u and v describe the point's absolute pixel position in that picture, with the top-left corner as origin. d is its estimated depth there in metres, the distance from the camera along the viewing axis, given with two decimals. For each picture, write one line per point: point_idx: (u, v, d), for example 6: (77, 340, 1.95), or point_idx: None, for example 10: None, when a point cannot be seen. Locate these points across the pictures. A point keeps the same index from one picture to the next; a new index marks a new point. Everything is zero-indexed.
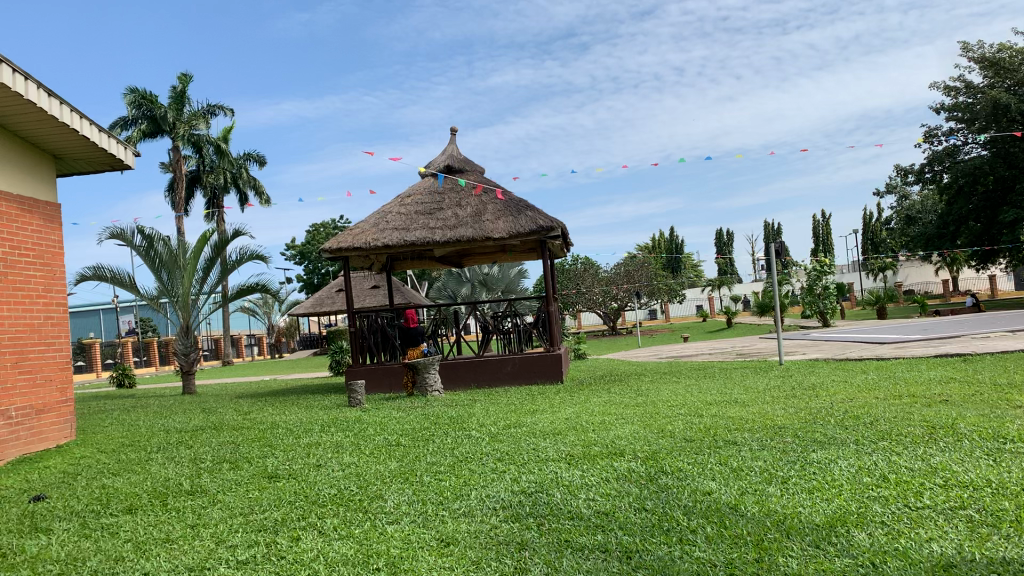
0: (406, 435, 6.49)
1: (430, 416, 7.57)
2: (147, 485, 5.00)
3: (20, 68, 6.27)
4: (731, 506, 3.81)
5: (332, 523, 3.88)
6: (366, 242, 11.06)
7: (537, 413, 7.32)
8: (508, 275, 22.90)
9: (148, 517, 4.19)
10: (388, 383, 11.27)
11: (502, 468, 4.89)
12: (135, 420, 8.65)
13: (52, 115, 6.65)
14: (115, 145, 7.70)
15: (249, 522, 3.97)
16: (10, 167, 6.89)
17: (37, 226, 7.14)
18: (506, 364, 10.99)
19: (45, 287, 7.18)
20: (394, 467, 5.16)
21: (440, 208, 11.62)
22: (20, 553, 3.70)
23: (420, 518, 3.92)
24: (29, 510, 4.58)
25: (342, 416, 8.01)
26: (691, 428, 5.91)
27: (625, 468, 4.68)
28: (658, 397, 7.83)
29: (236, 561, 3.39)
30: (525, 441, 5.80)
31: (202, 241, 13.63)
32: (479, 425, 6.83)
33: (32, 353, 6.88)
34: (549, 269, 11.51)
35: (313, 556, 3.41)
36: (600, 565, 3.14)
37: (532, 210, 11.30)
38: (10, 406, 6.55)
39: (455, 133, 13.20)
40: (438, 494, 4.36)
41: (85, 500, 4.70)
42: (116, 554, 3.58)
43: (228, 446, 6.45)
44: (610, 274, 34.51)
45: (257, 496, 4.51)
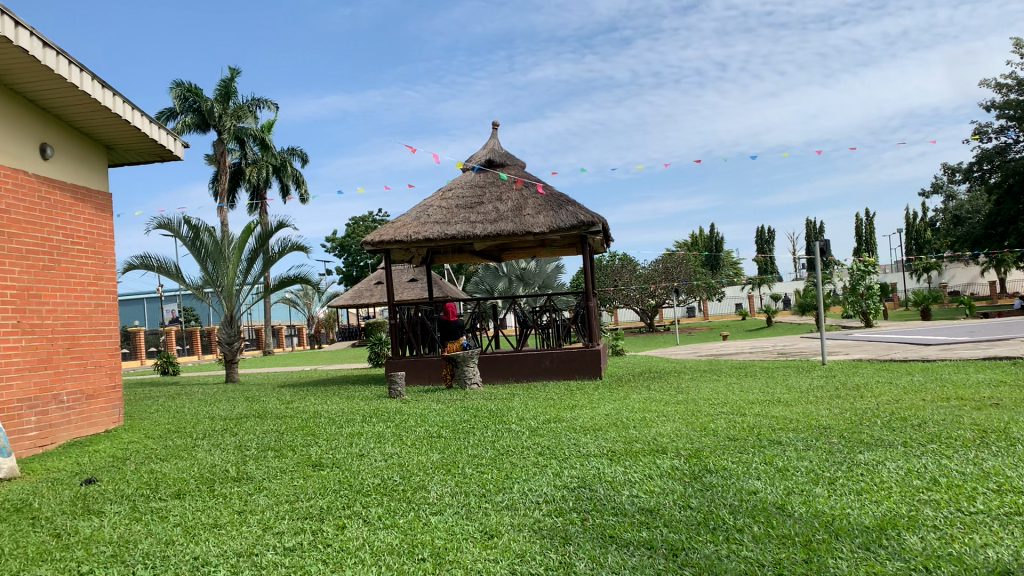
0: (447, 427, 6.50)
1: (470, 409, 7.60)
2: (194, 471, 5.07)
3: (76, 60, 6.40)
4: (778, 507, 3.76)
5: (377, 513, 3.91)
6: (408, 235, 11.12)
7: (576, 408, 7.32)
8: (546, 271, 22.88)
9: (197, 502, 4.26)
10: (428, 375, 11.32)
11: (544, 463, 4.88)
12: (181, 407, 8.80)
13: (105, 106, 6.79)
14: (165, 135, 7.83)
15: (295, 509, 4.02)
16: (65, 157, 7.06)
17: (90, 214, 7.29)
18: (545, 359, 10.98)
19: (96, 275, 7.33)
20: (436, 459, 5.18)
21: (481, 202, 11.62)
22: (73, 534, 3.79)
23: (463, 510, 3.93)
24: (81, 492, 4.68)
25: (382, 407, 8.07)
26: (734, 428, 5.82)
27: (668, 466, 4.64)
28: (699, 395, 7.79)
29: (283, 548, 3.43)
30: (566, 436, 5.79)
31: (247, 231, 13.83)
32: (519, 419, 6.83)
33: (84, 339, 7.03)
34: (589, 265, 11.39)
35: (358, 545, 3.43)
36: (646, 562, 3.12)
37: (574, 205, 11.20)
38: (62, 390, 6.69)
39: (496, 126, 13.19)
40: (481, 487, 4.37)
41: (134, 484, 4.79)
42: (167, 538, 3.64)
43: (273, 434, 6.51)
44: (649, 270, 34.19)
45: (302, 485, 4.56)
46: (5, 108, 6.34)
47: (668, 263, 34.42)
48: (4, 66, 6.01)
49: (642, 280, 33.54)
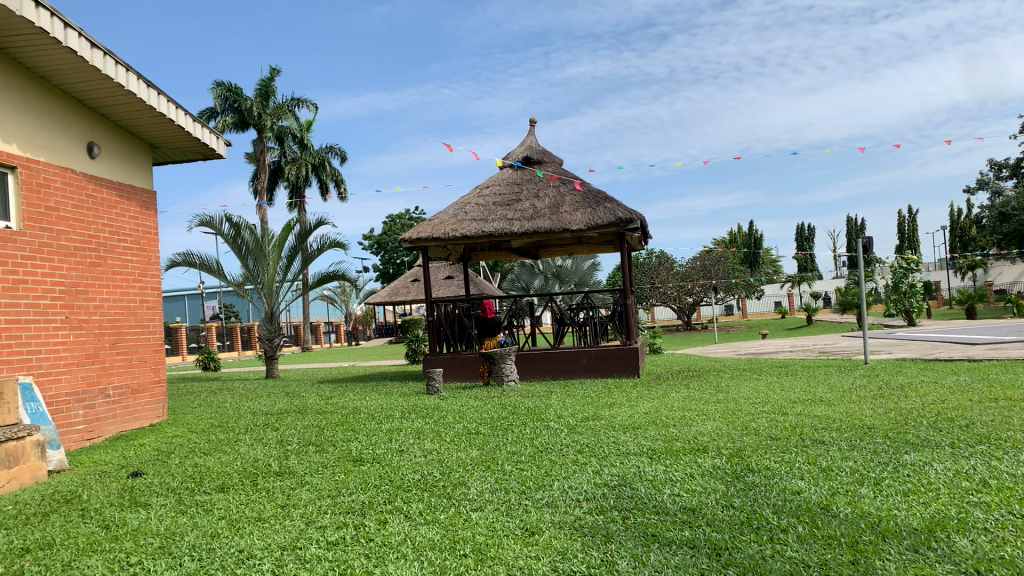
0: (485, 424, 6.51)
1: (507, 406, 7.60)
2: (237, 465, 5.14)
3: (121, 60, 6.50)
4: (823, 507, 3.71)
5: (418, 508, 3.93)
6: (446, 232, 11.16)
7: (614, 406, 7.28)
8: (582, 269, 22.80)
9: (240, 496, 4.32)
10: (465, 372, 11.35)
11: (583, 461, 4.86)
12: (223, 402, 8.92)
13: (150, 105, 6.90)
14: (207, 133, 7.94)
15: (337, 504, 4.06)
16: (111, 156, 7.19)
17: (135, 212, 7.42)
18: (582, 357, 10.95)
19: (141, 271, 7.46)
20: (475, 455, 5.20)
21: (518, 199, 11.61)
22: (121, 526, 3.85)
23: (503, 506, 3.93)
24: (128, 485, 4.77)
25: (421, 403, 8.10)
26: (776, 427, 5.74)
27: (710, 465, 4.60)
28: (739, 394, 7.70)
29: (326, 542, 3.46)
30: (605, 434, 5.76)
31: (287, 229, 13.99)
32: (557, 416, 6.81)
33: (129, 335, 7.16)
34: (627, 262, 11.33)
35: (400, 540, 3.45)
36: (689, 561, 3.09)
37: (612, 202, 11.14)
38: (108, 385, 6.82)
39: (533, 123, 13.17)
40: (520, 484, 4.37)
41: (179, 477, 4.87)
42: (212, 531, 3.69)
43: (314, 429, 6.57)
44: (687, 268, 33.86)
45: (343, 479, 4.60)
46: (52, 108, 6.47)
47: (706, 261, 34.11)
48: (51, 66, 6.13)
49: (679, 277, 33.31)
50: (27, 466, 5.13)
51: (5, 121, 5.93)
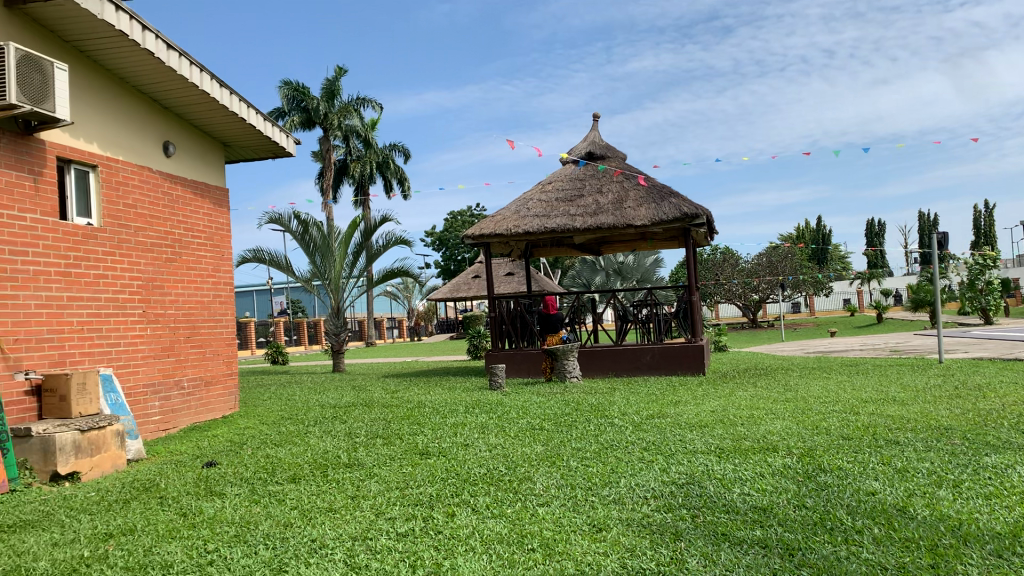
0: (549, 420, 6.51)
1: (571, 402, 7.59)
2: (307, 457, 5.24)
3: (195, 60, 6.68)
4: (899, 508, 3.61)
5: (485, 502, 3.95)
6: (508, 228, 11.19)
7: (680, 404, 7.20)
8: (644, 265, 22.59)
9: (311, 486, 4.41)
10: (527, 368, 11.37)
11: (650, 458, 4.82)
12: (292, 394, 9.12)
13: (223, 104, 7.07)
14: (277, 132, 8.10)
15: (405, 496, 4.11)
16: (185, 155, 7.39)
17: (208, 209, 7.62)
18: (646, 354, 10.88)
19: (215, 267, 7.66)
20: (541, 450, 5.20)
21: (581, 194, 11.57)
22: (198, 514, 3.96)
23: (570, 502, 3.93)
24: (203, 474, 4.90)
25: (484, 398, 8.14)
26: (847, 426, 5.61)
27: (780, 464, 4.51)
28: (808, 393, 7.54)
29: (396, 533, 3.50)
30: (671, 432, 5.70)
31: (353, 226, 14.22)
32: (622, 413, 6.78)
33: (203, 329, 7.37)
34: (692, 258, 11.19)
35: (468, 533, 3.47)
36: (760, 561, 3.04)
37: (677, 197, 11.02)
38: (183, 377, 7.03)
39: (596, 118, 13.11)
40: (587, 480, 4.36)
41: (252, 468, 4.99)
42: (285, 520, 3.77)
43: (380, 423, 6.66)
44: (752, 264, 33.27)
45: (411, 472, 4.65)
46: (130, 109, 6.68)
47: (772, 257, 33.46)
48: (130, 68, 6.34)
49: (744, 273, 32.75)
50: (109, 454, 5.32)
51: (87, 122, 6.14)
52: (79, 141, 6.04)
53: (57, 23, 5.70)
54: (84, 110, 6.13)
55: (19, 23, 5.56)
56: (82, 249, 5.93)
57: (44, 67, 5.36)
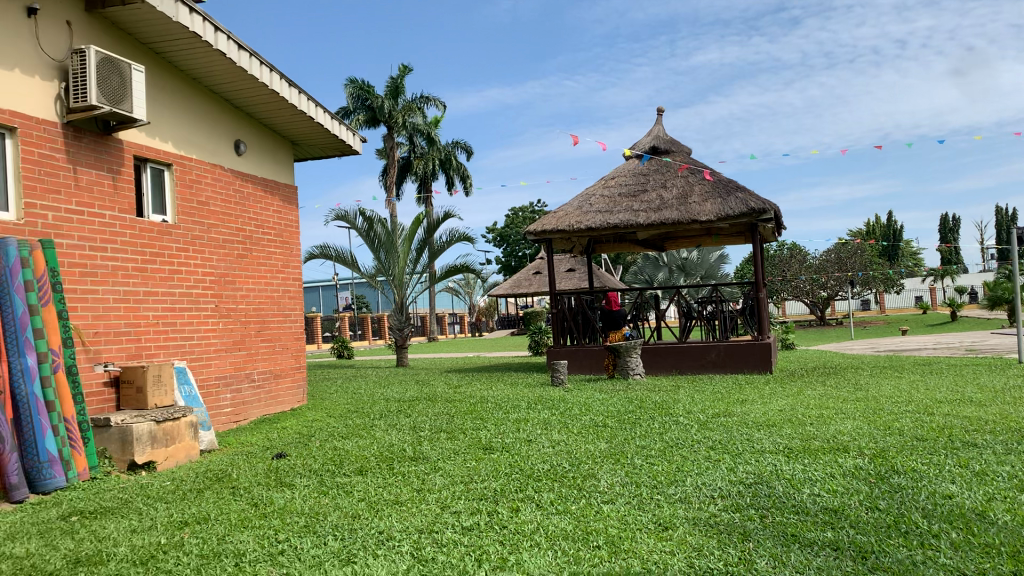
0: (612, 417, 6.48)
1: (635, 399, 7.53)
2: (374, 449, 5.32)
3: (265, 60, 6.82)
4: (979, 513, 3.49)
5: (549, 498, 3.96)
6: (571, 224, 11.17)
7: (746, 403, 7.09)
8: (709, 261, 22.30)
9: (378, 479, 4.48)
10: (589, 364, 11.34)
11: (716, 457, 4.77)
12: (358, 388, 9.26)
13: (291, 103, 7.21)
14: (344, 130, 8.23)
15: (470, 490, 4.14)
16: (255, 153, 7.56)
17: (278, 206, 7.78)
18: (711, 351, 10.73)
19: (284, 263, 7.82)
20: (605, 448, 5.18)
21: (645, 189, 11.48)
22: (269, 504, 4.06)
23: (635, 500, 3.91)
24: (273, 465, 5.02)
25: (547, 394, 8.14)
26: (921, 428, 5.46)
27: (851, 465, 4.41)
28: (879, 392, 7.35)
29: (462, 526, 3.53)
30: (738, 431, 5.62)
31: (416, 222, 14.35)
32: (687, 411, 6.70)
33: (273, 323, 7.54)
34: (758, 253, 11.00)
35: (533, 529, 3.48)
36: (832, 563, 2.98)
37: (743, 191, 10.84)
38: (254, 369, 7.20)
39: (660, 112, 12.98)
40: (652, 478, 4.32)
41: (321, 459, 5.09)
42: (353, 512, 3.83)
43: (444, 417, 6.72)
44: (820, 261, 32.53)
45: (475, 466, 4.69)
46: (203, 109, 6.86)
47: (841, 253, 32.66)
48: (203, 68, 6.51)
49: (812, 270, 32.05)
50: (182, 445, 5.48)
51: (162, 121, 6.33)
52: (155, 141, 6.23)
53: (134, 26, 5.89)
54: (160, 110, 6.32)
55: (99, 27, 5.75)
56: (157, 245, 6.12)
57: (122, 69, 5.54)
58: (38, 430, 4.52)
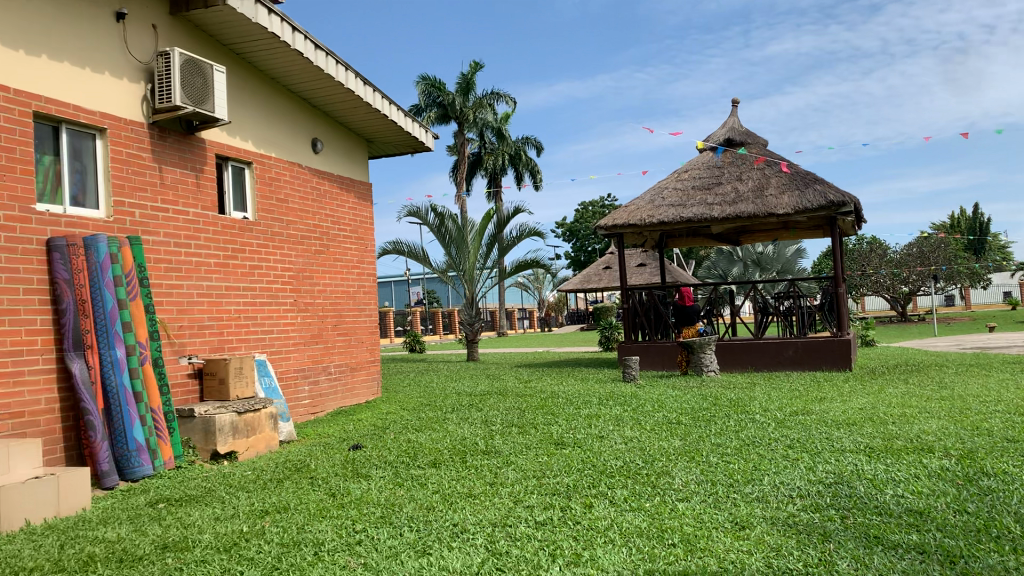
0: (686, 414, 6.40)
1: (709, 396, 7.43)
2: (446, 443, 5.37)
3: (340, 59, 6.93)
4: None
5: (623, 494, 3.93)
6: (643, 218, 11.08)
7: (825, 401, 6.91)
8: (784, 256, 21.82)
9: (451, 471, 4.52)
10: (662, 361, 11.23)
11: (795, 456, 4.66)
12: (430, 382, 9.36)
13: (366, 101, 7.31)
14: (417, 127, 8.31)
15: (543, 485, 4.14)
16: (331, 151, 7.71)
17: (353, 203, 7.92)
18: (788, 348, 10.50)
19: (359, 258, 7.95)
20: (679, 445, 5.12)
21: (719, 182, 11.30)
22: (346, 494, 4.14)
23: (711, 498, 3.85)
24: (349, 457, 5.11)
25: (618, 390, 8.09)
26: (1012, 428, 5.24)
27: (938, 466, 4.26)
28: (966, 391, 7.08)
29: (535, 521, 3.54)
30: (817, 430, 5.49)
31: (487, 218, 14.43)
32: (763, 409, 6.57)
33: (348, 317, 7.68)
34: (838, 247, 10.72)
35: (607, 525, 3.46)
36: (919, 566, 2.89)
37: (821, 184, 10.57)
38: (330, 362, 7.35)
39: (735, 104, 12.74)
40: (728, 477, 4.25)
41: (395, 452, 5.16)
42: (428, 504, 3.88)
43: (515, 412, 6.74)
44: (901, 255, 31.51)
45: (548, 461, 4.69)
46: (281, 108, 7.02)
47: (923, 247, 31.57)
48: (281, 68, 6.65)
49: (893, 264, 31.07)
50: (263, 435, 5.62)
51: (243, 121, 6.50)
52: (236, 140, 6.40)
53: (215, 28, 6.06)
54: (241, 110, 6.49)
55: (183, 30, 5.94)
56: (239, 241, 6.30)
57: (205, 70, 5.70)
58: (127, 420, 4.72)
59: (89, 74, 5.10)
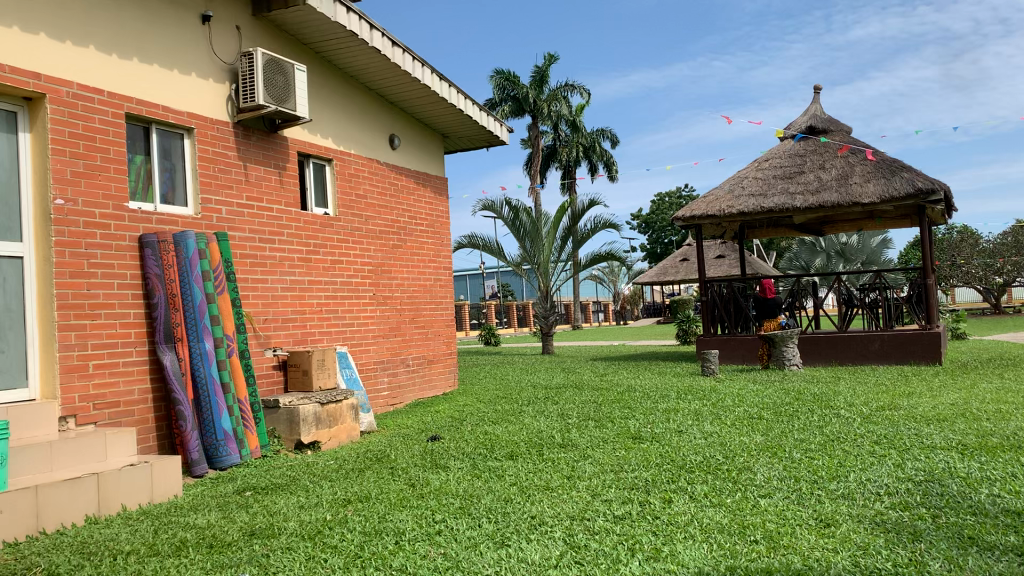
0: (768, 409, 6.27)
1: (791, 391, 7.27)
2: (523, 435, 5.38)
3: (416, 55, 6.99)
4: None
5: (702, 490, 3.88)
6: (722, 208, 10.89)
7: (914, 396, 6.68)
8: (870, 246, 21.15)
9: (528, 464, 4.53)
10: (741, 354, 11.03)
11: (882, 453, 4.52)
12: (506, 374, 9.41)
13: (442, 97, 7.37)
14: (492, 121, 8.34)
15: (621, 479, 4.11)
16: (408, 146, 7.80)
17: (430, 197, 8.00)
18: (874, 341, 10.19)
19: (436, 252, 8.04)
20: (760, 440, 5.02)
21: (801, 170, 11.02)
22: (426, 485, 4.20)
23: (794, 495, 3.77)
24: (428, 448, 5.18)
25: (697, 384, 7.98)
26: None
27: None
28: None
29: (614, 515, 3.52)
30: (905, 426, 5.31)
31: (562, 210, 14.41)
32: (848, 404, 6.39)
33: (426, 311, 7.78)
34: (926, 237, 10.34)
35: (687, 521, 3.42)
36: (1017, 569, 2.77)
37: (909, 171, 10.20)
38: (408, 355, 7.46)
39: (817, 90, 12.39)
40: (812, 473, 4.15)
41: (473, 444, 5.20)
42: (506, 495, 3.90)
43: (592, 405, 6.71)
44: (994, 244, 30.22)
45: (625, 455, 4.66)
46: (360, 104, 7.13)
47: (1019, 236, 30.20)
48: (359, 65, 6.76)
49: (986, 254, 29.83)
50: (344, 426, 5.75)
51: (323, 118, 6.63)
52: (317, 137, 6.53)
53: (296, 27, 6.19)
54: (320, 108, 6.62)
55: (265, 30, 6.09)
56: (320, 237, 6.44)
57: (286, 69, 5.83)
58: (215, 410, 4.88)
59: (177, 76, 5.29)
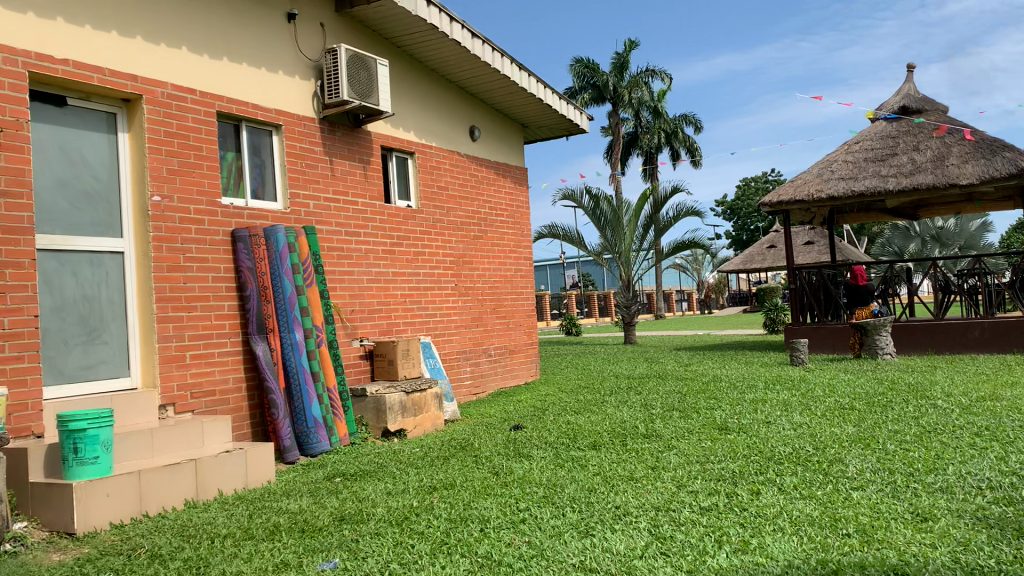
0: (860, 399, 6.07)
1: (885, 381, 7.02)
2: (606, 425, 5.35)
3: (495, 46, 7.01)
4: None
5: (792, 482, 3.79)
6: (810, 193, 10.60)
7: (1019, 386, 6.36)
8: (969, 230, 20.22)
9: (611, 454, 4.51)
10: (831, 344, 10.73)
11: (983, 445, 4.32)
12: (588, 364, 9.38)
13: (521, 87, 7.37)
14: (571, 109, 8.30)
15: (707, 470, 4.05)
16: (489, 137, 7.84)
17: (510, 188, 8.03)
18: (973, 329, 9.76)
19: (516, 242, 8.06)
20: (852, 432, 4.87)
21: (894, 152, 10.61)
22: (509, 473, 4.23)
23: (889, 487, 3.65)
24: (511, 437, 5.21)
25: (785, 374, 7.79)
26: None
27: None
28: None
29: (700, 507, 3.47)
30: (1009, 417, 5.06)
31: (643, 198, 14.25)
32: (946, 394, 6.14)
33: (507, 301, 7.82)
34: None
35: (776, 513, 3.35)
36: None
37: (1011, 150, 9.71)
38: (490, 345, 7.52)
39: (910, 68, 11.90)
40: (908, 466, 4.00)
41: (556, 433, 5.21)
42: (590, 485, 3.90)
43: (675, 395, 6.63)
44: None
45: (711, 446, 4.59)
46: (441, 97, 7.20)
47: None
48: (439, 58, 6.82)
49: None
50: (429, 415, 5.83)
51: (405, 112, 6.72)
52: (399, 131, 6.63)
53: (377, 22, 6.28)
54: (402, 101, 6.71)
55: (348, 27, 6.20)
56: (404, 229, 6.53)
57: (369, 64, 5.93)
58: (305, 398, 5.02)
59: (265, 74, 5.44)
